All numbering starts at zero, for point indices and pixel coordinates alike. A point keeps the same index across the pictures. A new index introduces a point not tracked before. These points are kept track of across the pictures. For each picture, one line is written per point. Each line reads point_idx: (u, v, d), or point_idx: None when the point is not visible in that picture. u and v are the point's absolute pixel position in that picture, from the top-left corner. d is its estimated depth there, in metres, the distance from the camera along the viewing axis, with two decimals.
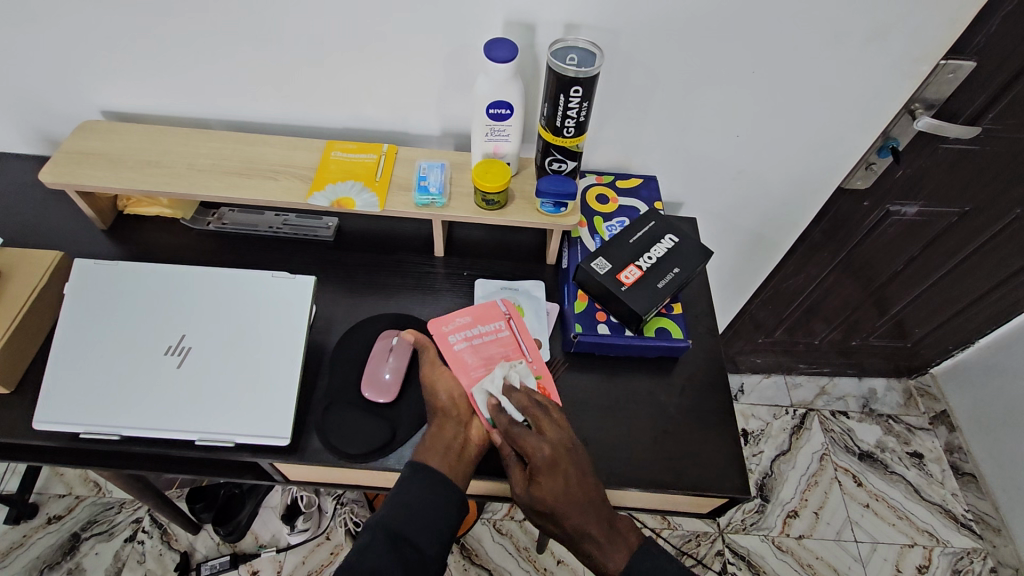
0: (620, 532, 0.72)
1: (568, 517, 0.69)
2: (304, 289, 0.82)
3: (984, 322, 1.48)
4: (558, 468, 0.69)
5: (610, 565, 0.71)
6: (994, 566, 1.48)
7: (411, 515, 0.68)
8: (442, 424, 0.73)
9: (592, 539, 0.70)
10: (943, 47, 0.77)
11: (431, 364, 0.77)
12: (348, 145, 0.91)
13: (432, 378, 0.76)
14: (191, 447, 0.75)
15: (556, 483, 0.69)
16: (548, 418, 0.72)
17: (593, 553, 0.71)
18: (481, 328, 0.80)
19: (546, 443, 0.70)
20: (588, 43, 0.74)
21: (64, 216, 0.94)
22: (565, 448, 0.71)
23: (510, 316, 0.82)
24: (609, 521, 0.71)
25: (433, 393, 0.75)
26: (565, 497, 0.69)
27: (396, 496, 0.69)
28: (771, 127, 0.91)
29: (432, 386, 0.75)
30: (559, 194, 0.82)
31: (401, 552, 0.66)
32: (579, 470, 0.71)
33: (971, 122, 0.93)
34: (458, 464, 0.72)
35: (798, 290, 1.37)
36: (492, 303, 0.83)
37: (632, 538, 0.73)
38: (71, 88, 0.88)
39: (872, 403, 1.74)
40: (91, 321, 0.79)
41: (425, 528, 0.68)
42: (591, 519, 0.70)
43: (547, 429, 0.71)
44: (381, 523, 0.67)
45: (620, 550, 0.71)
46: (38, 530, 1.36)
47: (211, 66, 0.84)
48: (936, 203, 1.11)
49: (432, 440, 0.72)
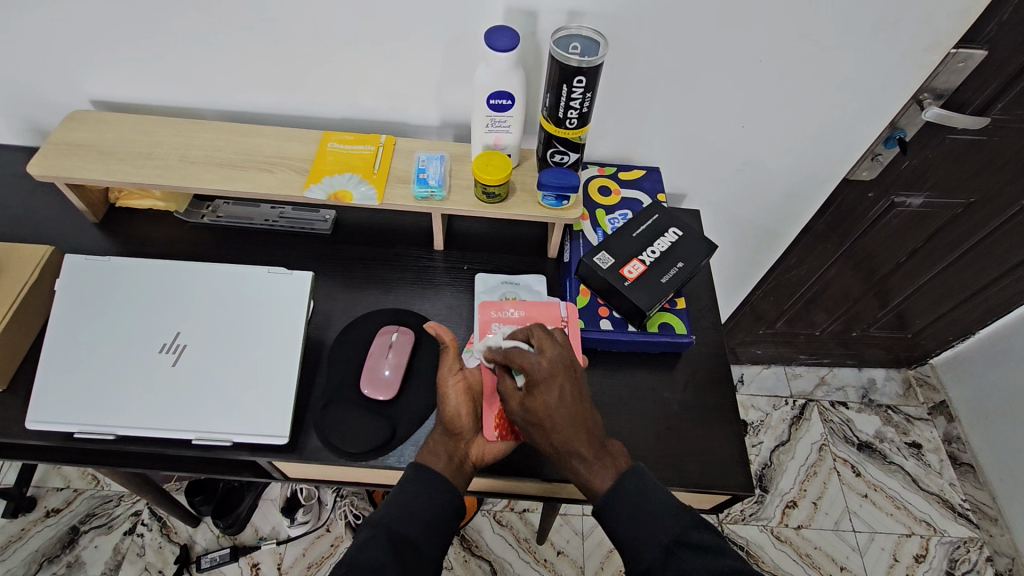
0: (611, 454, 0.68)
1: (559, 433, 0.66)
2: (301, 286, 0.81)
3: (984, 314, 1.47)
4: (555, 380, 0.67)
5: (597, 485, 0.66)
6: (990, 555, 1.49)
7: (411, 516, 0.67)
8: (447, 434, 0.72)
9: (582, 457, 0.66)
10: (956, 35, 0.75)
11: (449, 371, 0.73)
12: (345, 136, 0.89)
13: (444, 384, 0.72)
14: (187, 446, 0.74)
15: (552, 396, 0.66)
16: (550, 339, 0.70)
17: (580, 471, 0.67)
18: (532, 328, 0.78)
19: (544, 358, 0.68)
20: (591, 31, 0.72)
21: (55, 210, 0.92)
22: (562, 364, 0.68)
23: (566, 324, 0.79)
24: (600, 442, 0.68)
25: (443, 400, 0.72)
26: (559, 412, 0.66)
27: (396, 496, 0.68)
28: (777, 118, 0.89)
29: (443, 391, 0.72)
30: (562, 186, 0.80)
31: (401, 553, 0.64)
32: (575, 388, 0.68)
33: (979, 113, 0.91)
34: (456, 475, 0.70)
35: (800, 281, 1.35)
36: (552, 304, 0.80)
37: (622, 462, 0.68)
38: (60, 77, 0.85)
39: (871, 394, 1.74)
40: (82, 319, 0.77)
41: (424, 528, 0.67)
42: (583, 437, 0.66)
43: (546, 346, 0.69)
44: (381, 524, 0.66)
45: (609, 469, 0.67)
46: (37, 523, 1.35)
47: (201, 55, 0.81)
48: (940, 195, 1.09)
49: (437, 445, 0.71)
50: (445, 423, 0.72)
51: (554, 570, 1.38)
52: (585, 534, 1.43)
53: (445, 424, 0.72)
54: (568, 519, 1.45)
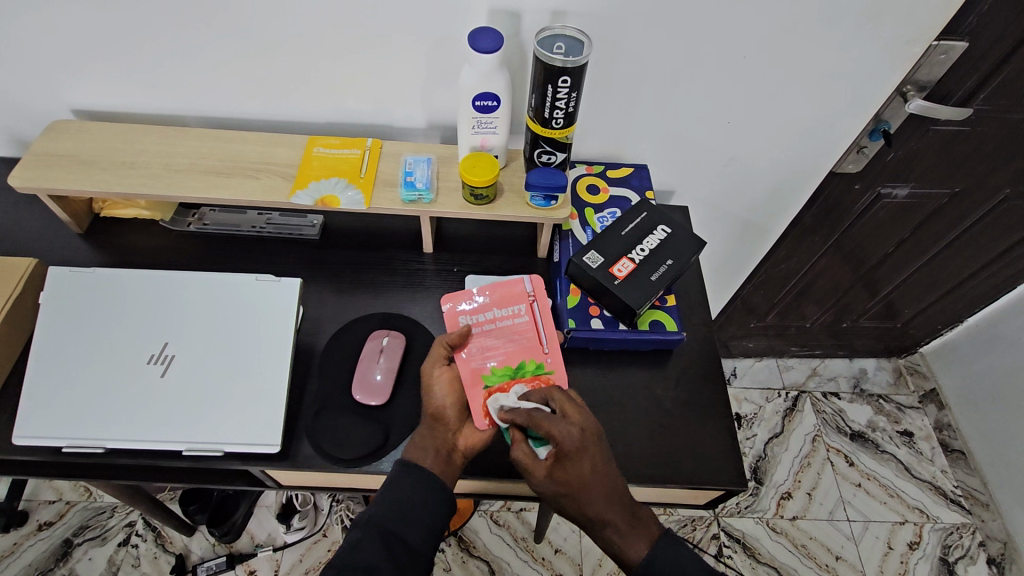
0: (644, 522, 0.67)
1: (590, 502, 0.66)
2: (289, 292, 0.80)
3: (973, 301, 1.48)
4: (585, 452, 0.66)
5: (632, 554, 0.66)
6: (983, 540, 1.50)
7: (403, 515, 0.66)
8: (434, 427, 0.71)
9: (616, 526, 0.66)
10: (937, 27, 0.76)
11: (433, 362, 0.74)
12: (331, 140, 0.88)
13: (430, 377, 0.73)
14: (179, 457, 0.73)
15: (583, 467, 0.65)
16: (572, 404, 0.68)
17: (614, 542, 0.66)
18: (500, 311, 0.78)
19: (572, 426, 0.66)
20: (575, 30, 0.72)
21: (37, 222, 0.91)
22: (589, 432, 0.67)
23: (533, 298, 0.78)
24: (632, 510, 0.67)
25: (430, 394, 0.73)
26: (590, 482, 0.66)
27: (387, 495, 0.67)
28: (762, 114, 0.89)
29: (430, 386, 0.73)
30: (550, 187, 0.79)
31: (393, 551, 0.65)
32: (602, 458, 0.67)
33: (961, 104, 0.92)
34: (446, 469, 0.70)
35: (790, 274, 1.36)
36: (516, 281, 0.79)
37: (656, 528, 0.68)
38: (39, 86, 0.84)
39: (863, 383, 1.76)
40: (69, 331, 0.76)
41: (417, 527, 0.66)
42: (613, 507, 0.66)
43: (572, 414, 0.67)
44: (374, 522, 0.66)
45: (642, 537, 0.66)
46: (29, 537, 1.34)
47: (183, 62, 0.80)
48: (926, 186, 1.10)
49: (425, 440, 0.70)
50: (431, 416, 0.72)
51: (553, 569, 1.38)
52: (582, 531, 1.44)
53: (431, 417, 0.72)
54: (564, 517, 1.45)
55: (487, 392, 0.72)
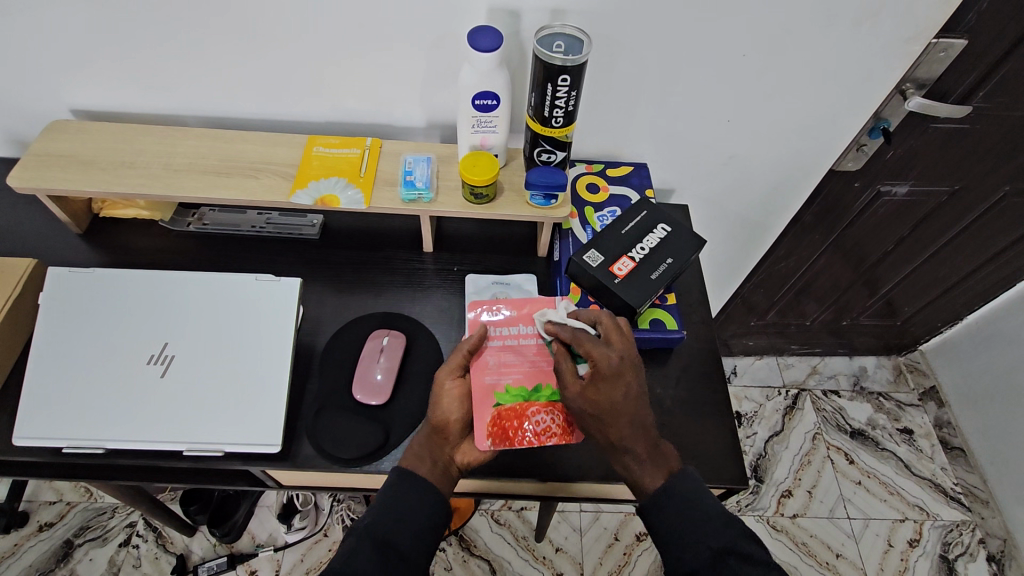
0: (663, 454, 0.69)
1: (618, 428, 0.67)
2: (289, 292, 0.80)
3: (973, 299, 1.48)
4: (622, 378, 0.67)
5: (646, 482, 0.67)
6: (983, 537, 1.50)
7: (398, 523, 0.66)
8: (434, 439, 0.71)
9: (636, 454, 0.68)
10: (936, 25, 0.76)
11: (448, 373, 0.73)
12: (330, 140, 0.88)
13: (439, 388, 0.72)
14: (179, 458, 0.73)
15: (618, 393, 0.67)
16: (616, 333, 0.71)
17: (632, 469, 0.68)
18: (526, 327, 0.76)
19: (613, 351, 0.69)
20: (575, 29, 0.71)
21: (36, 222, 0.91)
22: (629, 361, 0.69)
23: None
24: (654, 442, 0.69)
25: (435, 406, 0.72)
26: (622, 408, 0.67)
27: (382, 503, 0.67)
28: (762, 112, 0.89)
29: (437, 397, 0.72)
30: (549, 186, 0.79)
31: (388, 560, 0.64)
32: (638, 387, 0.69)
33: (961, 102, 0.92)
34: (442, 479, 0.70)
35: (789, 272, 1.36)
36: (546, 301, 0.78)
37: (674, 463, 0.69)
38: (38, 87, 0.84)
39: (862, 381, 1.76)
40: (69, 332, 0.76)
41: (412, 536, 0.66)
42: (639, 434, 0.68)
43: (614, 341, 0.70)
44: (369, 530, 0.65)
45: (659, 467, 0.68)
46: (30, 538, 1.34)
47: (182, 61, 0.80)
48: (925, 184, 1.10)
49: (422, 449, 0.71)
50: (433, 428, 0.71)
51: (553, 568, 1.39)
52: (583, 529, 1.44)
53: (434, 429, 0.71)
54: (565, 516, 1.45)
55: (496, 411, 0.70)
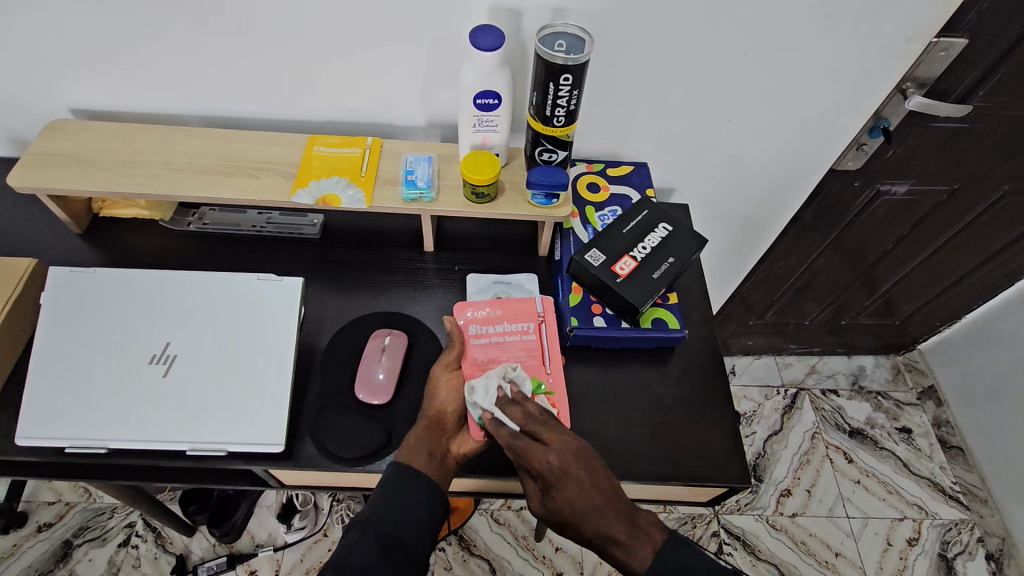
0: (645, 529, 0.65)
1: (586, 527, 0.64)
2: (291, 291, 0.80)
3: (971, 297, 1.48)
4: (568, 477, 0.64)
5: (636, 565, 0.63)
6: (981, 536, 1.51)
7: (398, 518, 0.66)
8: (431, 430, 0.71)
9: (615, 541, 0.63)
10: (937, 24, 0.76)
11: (443, 365, 0.74)
12: (331, 139, 0.88)
13: (435, 380, 0.73)
14: (181, 458, 0.73)
15: (572, 493, 0.64)
16: (549, 428, 0.67)
17: (618, 556, 0.64)
18: (510, 325, 0.79)
19: (552, 454, 0.65)
20: (577, 28, 0.71)
21: (37, 222, 0.90)
22: (569, 455, 0.65)
23: (543, 319, 0.80)
24: (631, 519, 0.64)
25: (432, 397, 0.72)
26: (581, 507, 0.63)
27: (382, 497, 0.67)
28: (762, 111, 0.89)
29: (433, 389, 0.73)
30: (551, 185, 0.79)
31: (390, 554, 0.64)
32: (591, 476, 0.65)
33: (961, 101, 0.92)
34: (439, 472, 0.69)
35: (789, 271, 1.36)
36: (529, 301, 0.82)
37: (659, 534, 0.65)
38: (38, 86, 0.84)
39: (861, 380, 1.76)
40: (70, 331, 0.76)
41: (413, 529, 0.66)
42: (609, 522, 0.63)
43: (550, 438, 0.66)
44: (371, 525, 0.65)
45: (643, 546, 0.63)
46: (29, 538, 1.34)
47: (182, 60, 0.80)
48: (925, 183, 1.11)
49: (418, 441, 0.70)
50: (430, 420, 0.71)
51: (553, 567, 1.39)
52: None
53: (429, 421, 0.71)
54: None
55: None
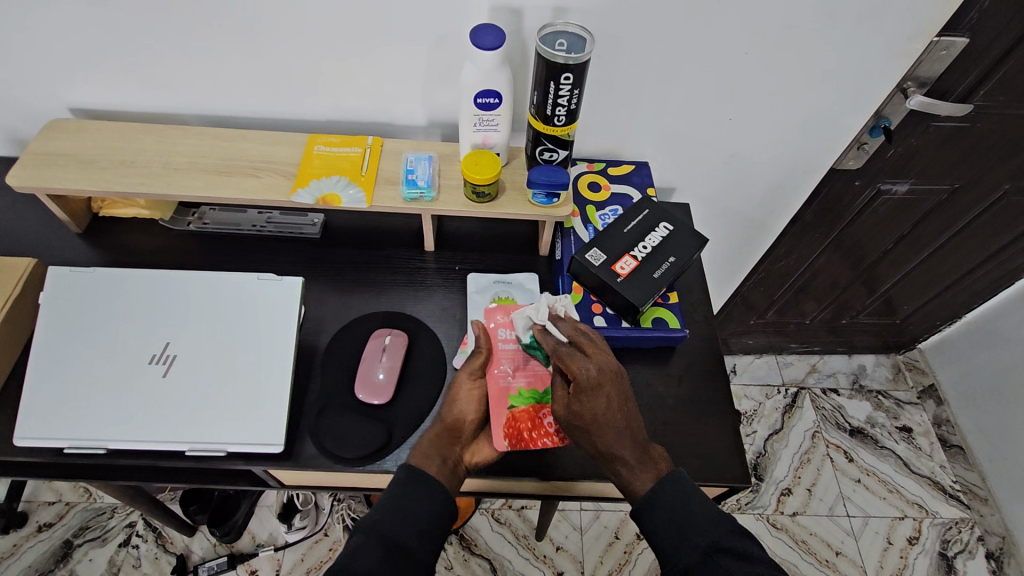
0: (652, 457, 0.68)
1: (602, 437, 0.67)
2: (291, 292, 0.80)
3: (971, 296, 1.48)
4: (602, 389, 0.68)
5: (637, 487, 0.66)
6: (982, 535, 1.51)
7: (404, 522, 0.65)
8: (448, 436, 0.72)
9: (625, 460, 0.67)
10: (938, 23, 0.76)
11: (468, 373, 0.75)
12: (332, 138, 0.88)
13: (457, 387, 0.75)
14: (180, 458, 0.73)
15: (600, 403, 0.67)
16: (593, 345, 0.71)
17: (623, 474, 0.67)
18: None
19: (592, 364, 0.69)
20: (578, 27, 0.71)
21: (36, 221, 0.90)
22: (608, 371, 0.69)
23: None
24: (643, 445, 0.68)
25: (451, 404, 0.74)
26: (603, 418, 0.67)
27: (388, 501, 0.66)
28: (763, 111, 0.89)
29: (455, 397, 0.74)
30: (551, 184, 0.79)
31: (394, 559, 0.63)
32: (621, 395, 0.69)
33: (962, 100, 0.92)
34: (451, 479, 0.70)
35: (789, 271, 1.36)
36: None
37: (664, 466, 0.68)
38: (36, 85, 0.84)
39: (862, 379, 1.76)
40: (69, 331, 0.76)
41: (417, 534, 0.65)
42: (625, 440, 0.67)
43: (593, 352, 0.70)
44: (375, 529, 0.64)
45: (649, 472, 0.67)
46: (29, 538, 1.33)
47: (181, 60, 0.80)
48: (925, 182, 1.10)
49: (430, 446, 0.70)
50: (447, 427, 0.73)
51: (554, 566, 1.39)
52: (584, 528, 1.44)
53: (446, 427, 0.73)
54: (566, 515, 1.45)
55: (510, 413, 0.73)
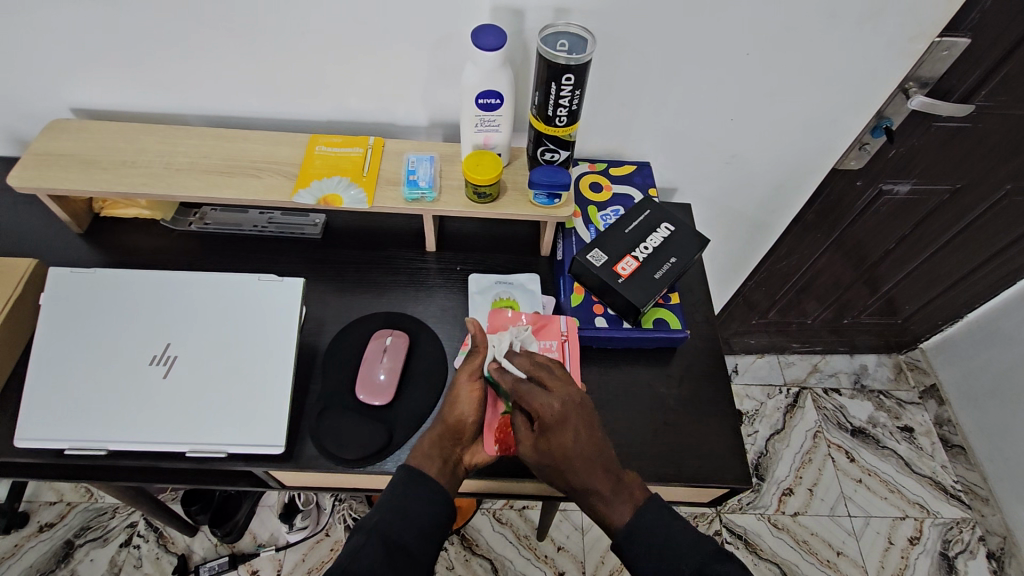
0: (629, 487, 0.68)
1: (575, 473, 0.66)
2: (293, 293, 0.80)
3: (974, 296, 1.48)
4: (569, 424, 0.66)
5: (615, 519, 0.66)
6: (983, 535, 1.51)
7: (406, 523, 0.65)
8: (448, 438, 0.71)
9: (600, 493, 0.66)
10: (940, 23, 0.76)
11: (467, 375, 0.72)
12: (333, 138, 0.88)
13: (457, 387, 0.72)
14: (181, 458, 0.73)
15: (568, 438, 0.66)
16: (554, 378, 0.69)
17: (599, 507, 0.67)
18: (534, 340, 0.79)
19: (555, 399, 0.67)
20: (579, 28, 0.71)
21: (37, 222, 0.90)
22: (573, 404, 0.67)
23: (565, 338, 0.79)
24: (617, 475, 0.67)
25: (453, 404, 0.72)
26: (574, 454, 0.65)
27: (391, 501, 0.66)
28: (765, 111, 0.89)
29: (456, 397, 0.72)
30: (552, 185, 0.79)
31: (395, 560, 0.63)
32: (589, 428, 0.67)
33: (964, 100, 0.91)
34: (451, 481, 0.69)
35: (791, 270, 1.36)
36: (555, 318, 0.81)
37: (640, 492, 0.68)
38: (37, 85, 0.84)
39: (864, 379, 1.76)
40: (70, 331, 0.76)
41: (418, 535, 0.65)
42: (597, 474, 0.66)
43: (554, 386, 0.68)
44: (377, 528, 0.64)
45: (626, 502, 0.67)
46: (31, 538, 1.34)
47: (183, 60, 0.80)
48: (928, 182, 1.10)
49: (431, 447, 0.70)
50: (448, 428, 0.71)
51: (555, 566, 1.39)
52: (585, 528, 1.44)
53: (448, 428, 0.71)
54: (567, 515, 1.45)
55: (503, 417, 0.73)
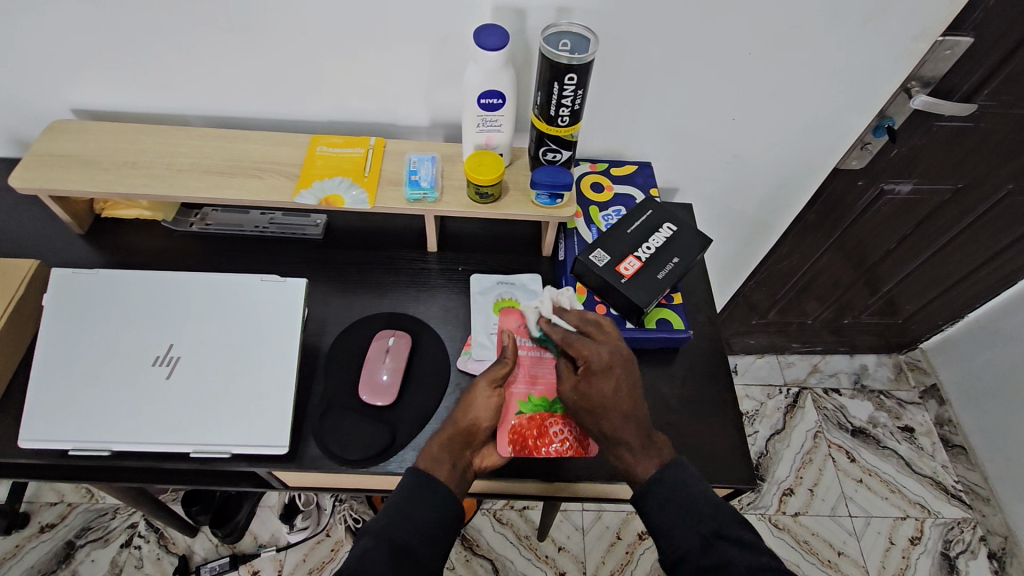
0: (657, 445, 0.68)
1: (608, 418, 0.68)
2: (295, 293, 0.80)
3: (974, 296, 1.48)
4: (611, 372, 0.69)
5: (639, 472, 0.67)
6: (984, 535, 1.51)
7: (412, 526, 0.64)
8: (461, 441, 0.70)
9: (629, 444, 0.67)
10: (943, 23, 0.76)
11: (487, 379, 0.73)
12: (334, 139, 0.88)
13: (474, 392, 0.73)
14: (183, 459, 0.73)
15: (608, 385, 0.68)
16: (602, 332, 0.73)
17: (625, 458, 0.68)
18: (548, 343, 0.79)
19: (601, 348, 0.70)
20: (582, 27, 0.71)
21: (38, 223, 0.90)
22: (618, 355, 0.70)
23: None
24: (647, 432, 0.69)
25: (466, 407, 0.72)
26: (612, 401, 0.68)
27: (395, 505, 0.66)
28: (767, 111, 0.89)
29: (470, 401, 0.72)
30: (555, 185, 0.79)
31: (401, 563, 0.62)
32: (630, 380, 0.70)
33: (966, 100, 0.91)
34: (459, 485, 0.69)
35: (792, 270, 1.36)
36: None
37: (667, 452, 0.68)
38: (37, 86, 0.83)
39: (864, 379, 1.76)
40: (72, 332, 0.76)
41: (424, 538, 0.64)
42: (630, 425, 0.68)
43: (602, 338, 0.72)
44: (383, 532, 0.63)
45: (653, 459, 0.67)
46: (32, 539, 1.33)
47: (183, 60, 0.80)
48: (929, 181, 1.10)
49: (442, 451, 0.69)
50: (460, 432, 0.71)
51: (556, 566, 1.39)
52: (586, 529, 1.44)
53: (460, 432, 0.71)
54: (568, 515, 1.45)
55: (518, 420, 0.74)
